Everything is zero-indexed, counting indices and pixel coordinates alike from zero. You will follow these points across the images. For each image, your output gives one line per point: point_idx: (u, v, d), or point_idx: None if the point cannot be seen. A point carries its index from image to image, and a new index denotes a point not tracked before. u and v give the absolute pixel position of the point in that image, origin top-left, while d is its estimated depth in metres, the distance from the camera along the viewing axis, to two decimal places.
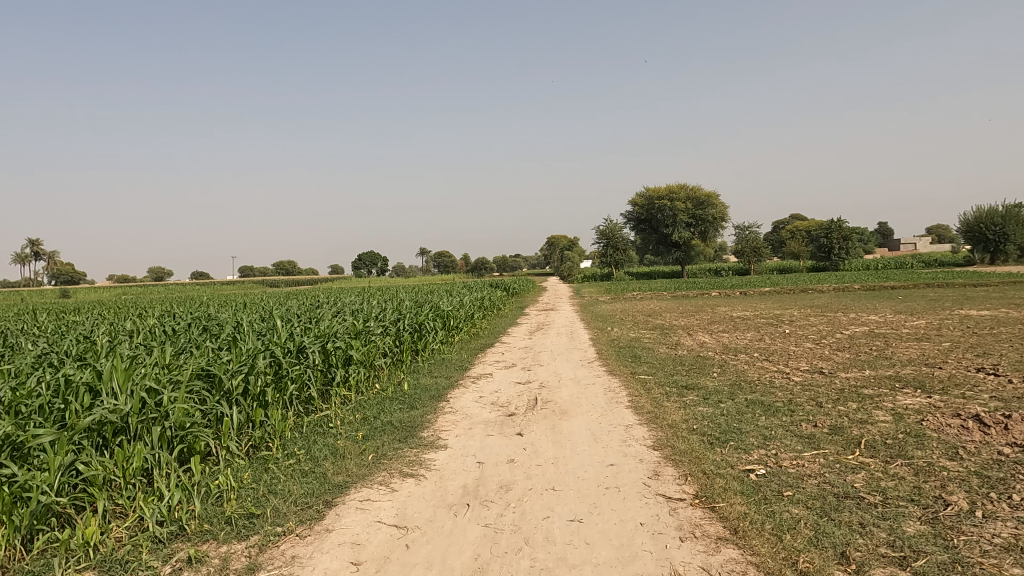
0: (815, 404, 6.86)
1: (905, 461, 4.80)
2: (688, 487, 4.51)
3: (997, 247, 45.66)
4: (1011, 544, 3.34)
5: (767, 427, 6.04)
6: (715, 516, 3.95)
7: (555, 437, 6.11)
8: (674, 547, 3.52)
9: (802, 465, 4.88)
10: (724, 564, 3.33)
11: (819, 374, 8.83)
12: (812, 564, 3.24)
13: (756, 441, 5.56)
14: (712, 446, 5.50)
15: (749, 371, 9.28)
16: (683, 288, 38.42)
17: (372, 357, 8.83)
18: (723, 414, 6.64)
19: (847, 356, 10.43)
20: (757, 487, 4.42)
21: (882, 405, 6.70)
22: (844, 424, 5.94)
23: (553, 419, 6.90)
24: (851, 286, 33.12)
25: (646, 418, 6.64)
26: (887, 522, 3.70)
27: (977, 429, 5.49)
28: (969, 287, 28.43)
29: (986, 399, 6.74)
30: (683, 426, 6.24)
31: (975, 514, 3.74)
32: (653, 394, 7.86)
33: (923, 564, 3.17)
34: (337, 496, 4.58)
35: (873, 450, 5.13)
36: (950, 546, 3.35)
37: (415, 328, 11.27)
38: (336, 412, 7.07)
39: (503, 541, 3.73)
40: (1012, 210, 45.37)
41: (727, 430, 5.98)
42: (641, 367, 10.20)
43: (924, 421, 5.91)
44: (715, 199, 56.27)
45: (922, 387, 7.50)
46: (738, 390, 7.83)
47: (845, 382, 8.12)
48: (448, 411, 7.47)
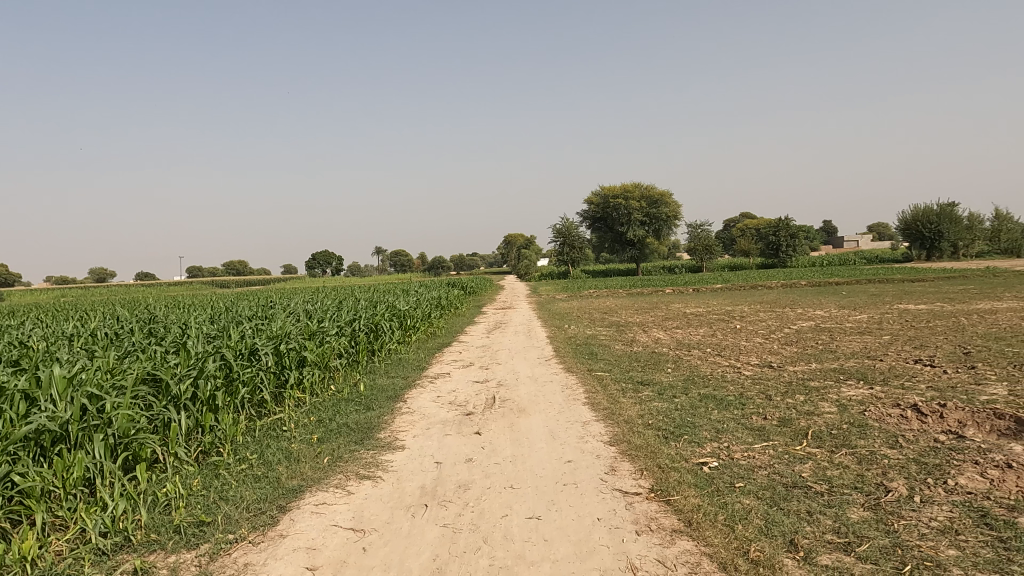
0: (764, 397, 7.07)
1: (849, 451, 4.99)
2: (644, 481, 4.58)
3: (933, 245, 47.96)
4: (947, 527, 3.50)
5: (719, 420, 6.19)
6: (670, 508, 4.03)
7: (513, 435, 6.13)
8: (631, 541, 3.57)
9: (753, 456, 5.03)
10: (678, 555, 3.39)
11: (768, 368, 9.12)
12: (762, 552, 3.34)
13: (709, 435, 5.69)
14: (667, 440, 5.61)
15: (702, 366, 9.52)
16: (639, 284, 39.72)
17: (328, 359, 8.62)
18: (678, 409, 6.78)
19: (794, 349, 10.82)
20: (710, 479, 4.54)
21: (827, 396, 6.97)
22: (793, 416, 6.14)
23: (511, 417, 6.92)
24: (798, 281, 34.40)
25: (602, 415, 6.69)
26: (832, 510, 3.84)
27: (916, 418, 5.76)
28: (905, 282, 29.91)
29: (925, 389, 7.08)
30: (638, 421, 6.34)
31: (914, 500, 3.91)
32: (610, 391, 7.97)
33: (866, 549, 3.29)
34: (291, 501, 4.48)
35: (818, 440, 5.32)
36: (890, 530, 3.50)
37: (371, 329, 11.09)
38: (290, 414, 6.94)
39: (462, 540, 3.72)
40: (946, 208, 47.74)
41: (681, 424, 6.11)
42: (598, 364, 10.32)
43: (866, 411, 6.16)
44: (669, 197, 56.98)
45: (864, 379, 7.83)
46: (692, 385, 8.03)
47: (793, 375, 8.38)
48: (405, 411, 7.42)
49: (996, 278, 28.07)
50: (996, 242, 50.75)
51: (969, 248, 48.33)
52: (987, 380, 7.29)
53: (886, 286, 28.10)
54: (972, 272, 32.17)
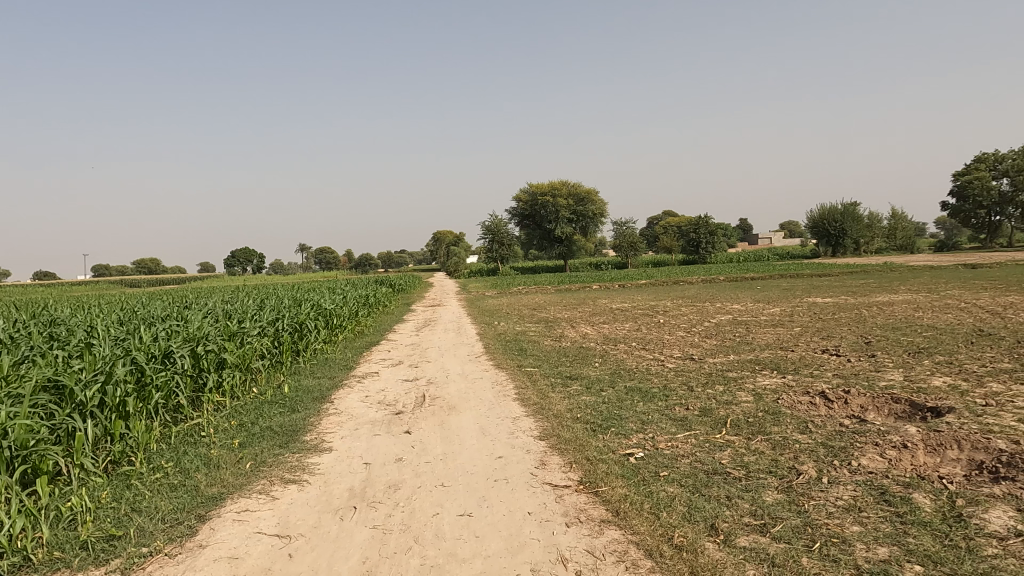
0: (686, 388, 7.36)
1: (764, 437, 5.26)
2: (573, 474, 4.67)
3: (837, 242, 51.21)
4: (851, 505, 3.75)
5: (644, 412, 6.39)
6: (598, 499, 4.12)
7: (444, 433, 6.10)
8: (561, 533, 3.63)
9: (676, 445, 5.22)
10: (607, 545, 3.47)
11: (690, 360, 9.49)
12: (685, 537, 3.47)
13: (635, 426, 5.86)
14: (595, 433, 5.74)
15: (628, 360, 9.79)
16: (567, 280, 40.27)
17: (249, 361, 8.29)
18: (605, 402, 6.95)
19: (714, 342, 11.32)
20: (637, 469, 4.68)
21: (744, 386, 7.33)
22: (713, 406, 6.42)
23: (441, 415, 6.88)
24: (717, 277, 35.90)
25: (532, 410, 6.77)
26: (750, 493, 4.05)
27: (824, 404, 6.14)
28: (814, 277, 31.80)
29: (831, 377, 7.55)
30: (567, 415, 6.45)
31: (822, 481, 4.17)
32: (540, 386, 8.06)
33: (780, 530, 3.48)
34: (210, 509, 4.29)
35: (736, 428, 5.58)
36: (802, 511, 3.72)
37: (295, 329, 10.74)
38: (209, 419, 6.63)
39: (392, 541, 3.67)
40: (850, 208, 51.10)
41: (609, 416, 6.27)
42: (528, 360, 10.42)
43: (780, 399, 6.52)
44: (595, 195, 58.15)
45: (778, 368, 8.28)
46: (618, 378, 8.25)
47: (713, 367, 8.75)
48: (333, 412, 7.24)
49: (893, 273, 30.32)
50: (893, 239, 54.74)
51: (869, 245, 51.93)
52: (885, 367, 7.87)
53: (796, 281, 29.76)
54: (871, 268, 34.56)
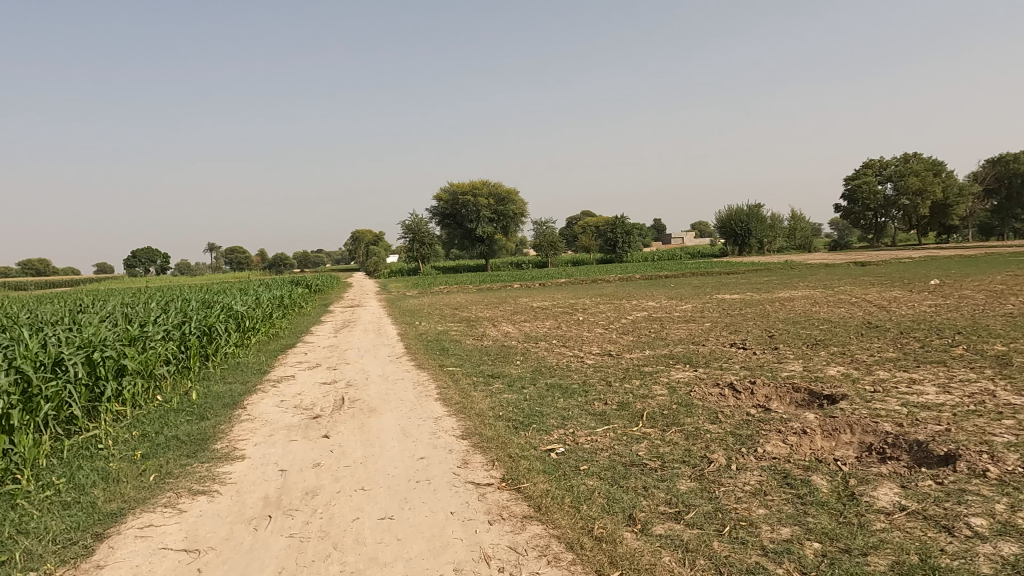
0: (605, 384, 7.56)
1: (678, 428, 5.48)
2: (495, 471, 4.68)
3: (743, 241, 54.04)
4: (758, 489, 3.96)
5: (565, 408, 6.51)
6: (520, 495, 4.16)
7: (363, 436, 5.97)
8: (483, 531, 3.64)
9: (596, 439, 5.35)
10: (529, 540, 3.51)
11: (608, 356, 9.74)
12: (605, 528, 3.56)
13: (556, 422, 5.95)
14: (517, 430, 5.79)
15: (548, 357, 9.94)
16: (488, 279, 40.32)
17: (152, 367, 7.78)
18: (527, 399, 7.03)
19: (630, 338, 11.68)
20: (558, 464, 4.76)
21: (659, 380, 7.60)
22: (630, 400, 6.62)
23: (361, 418, 6.73)
24: (633, 275, 37.06)
25: (454, 409, 6.74)
26: (665, 483, 4.20)
27: (732, 395, 6.47)
28: (722, 274, 33.45)
29: (739, 369, 7.95)
30: (489, 413, 6.47)
31: (731, 468, 4.39)
32: (462, 385, 8.04)
33: (693, 516, 3.63)
34: (109, 527, 4.00)
35: (652, 420, 5.78)
36: (713, 497, 3.90)
37: (204, 333, 10.17)
38: (107, 430, 6.18)
39: (310, 549, 3.56)
40: (754, 209, 54.05)
41: (530, 413, 6.34)
42: (450, 359, 10.36)
43: (692, 391, 6.80)
44: (515, 195, 58.61)
45: (690, 362, 8.65)
46: (539, 375, 8.36)
47: (630, 362, 9.01)
48: (245, 418, 6.92)
49: (793, 270, 32.34)
50: (793, 239, 58.37)
51: (772, 244, 55.13)
52: (787, 359, 8.38)
53: (707, 278, 31.17)
54: (774, 265, 36.76)
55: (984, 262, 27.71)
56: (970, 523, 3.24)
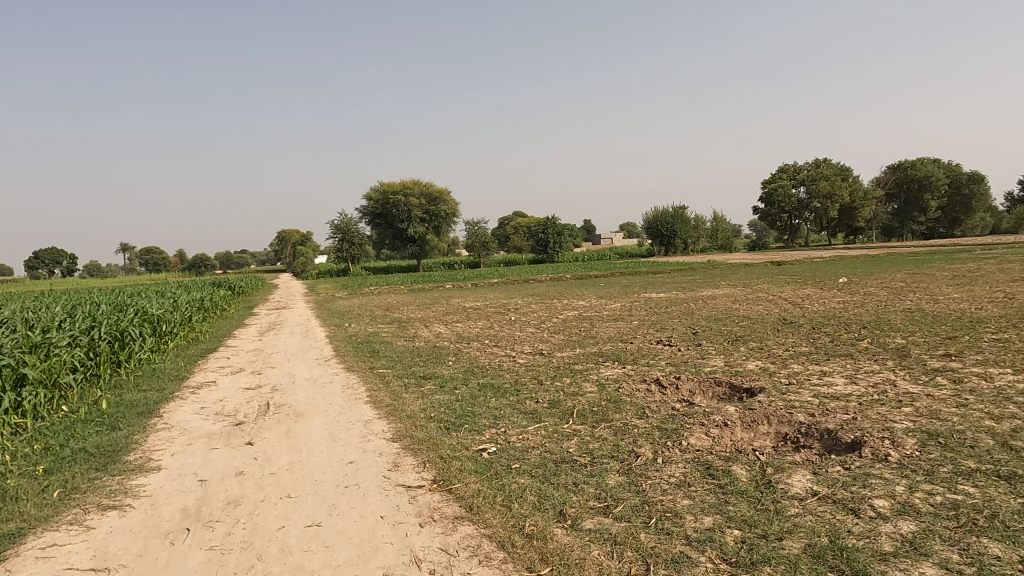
0: (536, 382, 7.63)
1: (607, 424, 5.59)
2: (426, 473, 4.64)
3: (669, 242, 55.82)
4: (682, 481, 4.10)
5: (496, 407, 6.53)
6: (451, 497, 4.14)
7: (290, 442, 5.78)
8: (414, 534, 3.60)
9: (527, 437, 5.39)
10: (460, 541, 3.49)
11: (539, 355, 9.84)
12: (536, 525, 3.59)
13: (488, 422, 5.96)
14: (448, 431, 5.75)
15: (480, 357, 9.94)
16: (421, 280, 39.87)
17: (56, 375, 7.25)
18: (459, 399, 7.00)
19: (561, 337, 11.84)
20: (489, 463, 4.77)
21: (589, 377, 7.74)
22: (560, 398, 6.71)
23: (287, 423, 6.52)
24: (564, 275, 37.60)
25: (384, 412, 6.64)
26: (594, 478, 4.28)
27: (658, 391, 6.66)
28: (649, 274, 34.40)
29: (665, 365, 8.21)
30: (421, 415, 6.40)
31: (657, 461, 4.52)
32: (392, 387, 7.92)
33: (621, 510, 3.72)
34: (6, 548, 3.70)
35: (582, 417, 5.88)
36: (640, 490, 4.00)
37: (115, 338, 9.57)
38: (4, 445, 5.70)
39: (232, 561, 3.41)
40: (679, 211, 55.94)
41: (462, 414, 6.32)
42: (380, 361, 10.19)
43: (621, 388, 6.97)
44: (446, 195, 58.28)
45: (618, 359, 8.86)
46: (471, 375, 8.34)
47: (561, 361, 9.14)
48: (161, 428, 6.56)
49: (715, 270, 33.68)
50: (715, 239, 60.76)
51: (696, 245, 57.20)
52: (709, 355, 8.72)
53: (634, 278, 32.00)
54: (697, 265, 38.17)
55: (884, 262, 29.79)
56: (874, 505, 3.46)
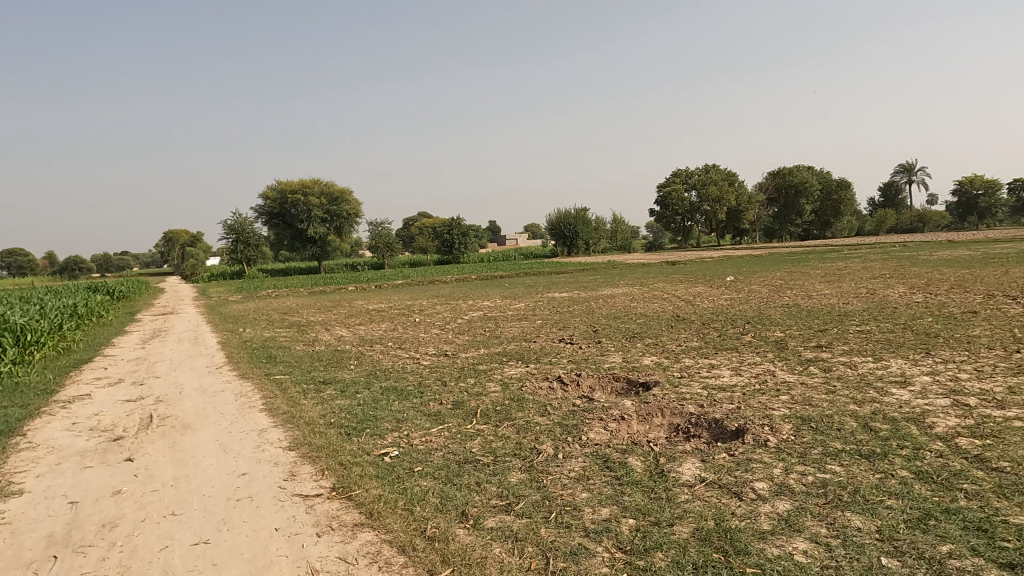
0: (440, 383, 7.59)
1: (510, 423, 5.65)
2: (324, 481, 4.49)
3: (572, 242, 57.27)
4: (582, 475, 4.21)
5: (399, 410, 6.44)
6: (351, 504, 4.03)
7: (175, 456, 5.42)
8: (311, 545, 3.47)
9: (430, 439, 5.34)
10: (360, 548, 3.41)
11: (443, 356, 9.79)
12: (438, 527, 3.57)
13: (390, 425, 5.86)
14: (349, 436, 5.60)
15: (383, 360, 9.75)
16: (323, 282, 38.54)
17: None
18: (360, 403, 6.84)
19: (465, 337, 11.85)
20: (391, 467, 4.69)
21: (493, 377, 7.79)
22: (464, 398, 6.71)
23: (173, 436, 6.10)
24: (471, 276, 37.67)
25: (280, 420, 6.36)
26: (497, 477, 4.32)
27: (560, 388, 6.82)
28: (552, 274, 35.18)
29: (566, 363, 8.40)
30: (320, 421, 6.19)
31: (558, 457, 4.62)
32: (289, 393, 7.60)
33: (522, 506, 3.77)
34: None
35: (485, 417, 5.91)
36: (541, 486, 4.08)
37: None
38: None
39: None
40: (581, 212, 57.54)
41: (363, 418, 6.18)
42: (277, 367, 9.74)
43: (524, 386, 7.07)
44: (348, 195, 56.76)
45: (522, 359, 8.99)
46: (374, 379, 8.17)
47: (465, 361, 9.14)
48: (24, 447, 5.95)
49: (615, 270, 34.91)
50: (615, 240, 62.99)
51: (597, 245, 59.02)
52: (608, 351, 9.03)
53: (538, 278, 32.50)
54: (598, 265, 39.42)
55: (765, 261, 32.02)
56: (754, 487, 3.71)
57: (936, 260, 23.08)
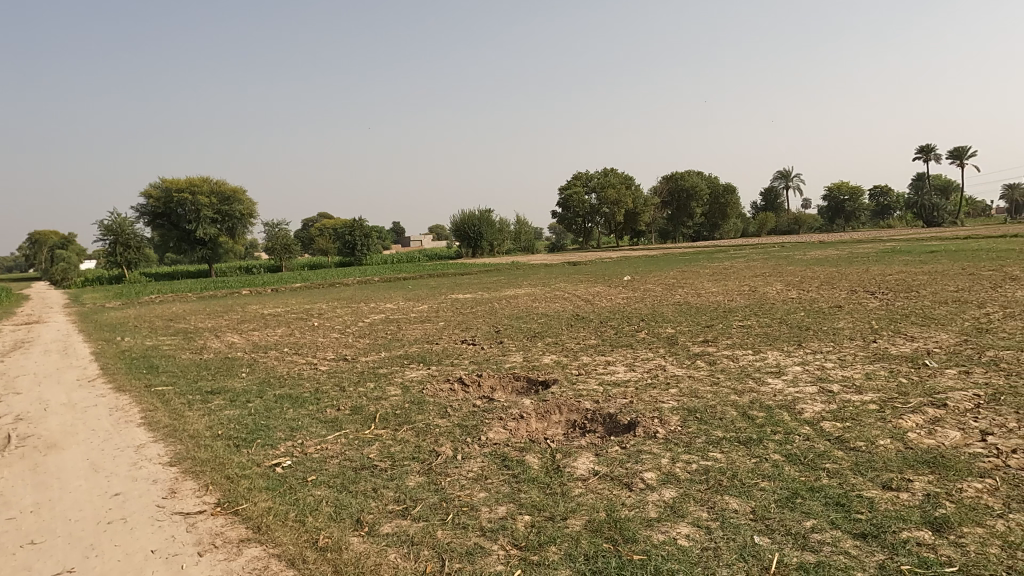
0: (338, 389, 7.36)
1: (409, 426, 5.58)
2: (209, 496, 4.24)
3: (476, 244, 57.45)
4: (480, 475, 4.23)
5: (294, 418, 6.19)
6: (237, 519, 3.83)
7: (36, 479, 4.92)
8: (191, 565, 3.27)
9: (325, 447, 5.18)
10: (246, 565, 3.25)
11: (343, 361, 9.51)
12: (331, 537, 3.47)
13: (283, 435, 5.62)
14: (238, 448, 5.32)
15: (278, 367, 9.34)
16: (214, 286, 36.34)
17: None
18: (251, 413, 6.51)
19: (366, 341, 11.57)
20: (283, 478, 4.50)
21: (393, 380, 7.66)
22: (363, 403, 6.55)
23: (35, 457, 5.54)
24: (374, 278, 36.87)
25: (161, 434, 5.94)
26: (394, 481, 4.25)
27: (461, 389, 6.82)
28: (457, 275, 35.12)
29: (468, 364, 8.40)
30: (206, 433, 5.84)
31: (457, 458, 4.61)
32: (172, 406, 7.10)
33: (419, 510, 3.73)
34: None
35: (384, 421, 5.80)
36: (439, 488, 4.06)
37: None
38: None
39: None
40: (485, 214, 57.85)
41: (254, 428, 5.89)
42: (158, 378, 9.07)
43: (425, 389, 7.00)
44: (241, 194, 53.98)
45: (424, 361, 8.90)
46: (267, 387, 7.80)
47: (365, 365, 8.92)
48: None
49: (519, 270, 35.37)
50: (519, 241, 63.84)
51: (502, 246, 59.56)
52: (510, 351, 9.13)
53: (443, 279, 32.33)
54: (502, 266, 39.80)
55: (660, 262, 33.58)
56: (643, 477, 3.88)
57: (809, 259, 25.16)
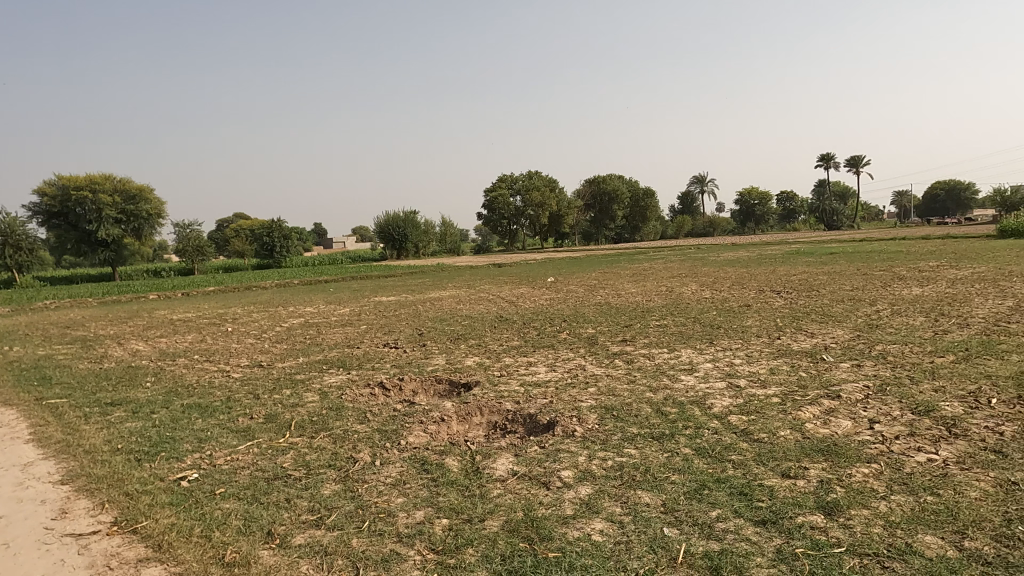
0: (251, 397, 7.08)
1: (326, 433, 5.43)
2: (105, 515, 3.97)
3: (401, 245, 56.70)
4: (398, 480, 4.17)
5: (203, 428, 5.89)
6: (136, 537, 3.61)
7: None
8: None
9: (236, 458, 4.96)
10: None
11: (257, 367, 9.14)
12: (239, 552, 3.32)
13: (190, 447, 5.34)
14: (139, 463, 5.01)
15: (187, 375, 8.87)
16: (117, 291, 34.07)
17: None
18: (155, 425, 6.14)
19: (283, 346, 11.17)
20: (188, 492, 4.27)
21: (311, 386, 7.43)
22: (278, 411, 6.32)
23: None
24: (294, 280, 35.69)
25: (52, 450, 5.50)
26: (308, 490, 4.12)
27: (382, 393, 6.70)
28: (381, 277, 34.54)
29: (389, 368, 8.27)
30: (103, 448, 5.46)
31: (375, 464, 4.53)
32: (66, 420, 6.59)
33: (334, 519, 3.64)
34: None
35: (300, 429, 5.62)
36: (355, 495, 3.97)
37: None
38: None
39: None
40: (409, 215, 57.20)
41: (159, 441, 5.57)
42: (50, 390, 8.40)
43: (344, 394, 6.83)
44: (148, 193, 50.96)
45: (344, 365, 8.69)
46: (174, 396, 7.39)
47: (281, 371, 8.61)
48: None
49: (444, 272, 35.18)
50: (445, 243, 63.51)
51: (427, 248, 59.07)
52: (432, 354, 9.05)
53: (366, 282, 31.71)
54: (428, 268, 39.49)
55: (583, 263, 34.28)
56: (560, 475, 3.95)
57: (722, 261, 26.38)
